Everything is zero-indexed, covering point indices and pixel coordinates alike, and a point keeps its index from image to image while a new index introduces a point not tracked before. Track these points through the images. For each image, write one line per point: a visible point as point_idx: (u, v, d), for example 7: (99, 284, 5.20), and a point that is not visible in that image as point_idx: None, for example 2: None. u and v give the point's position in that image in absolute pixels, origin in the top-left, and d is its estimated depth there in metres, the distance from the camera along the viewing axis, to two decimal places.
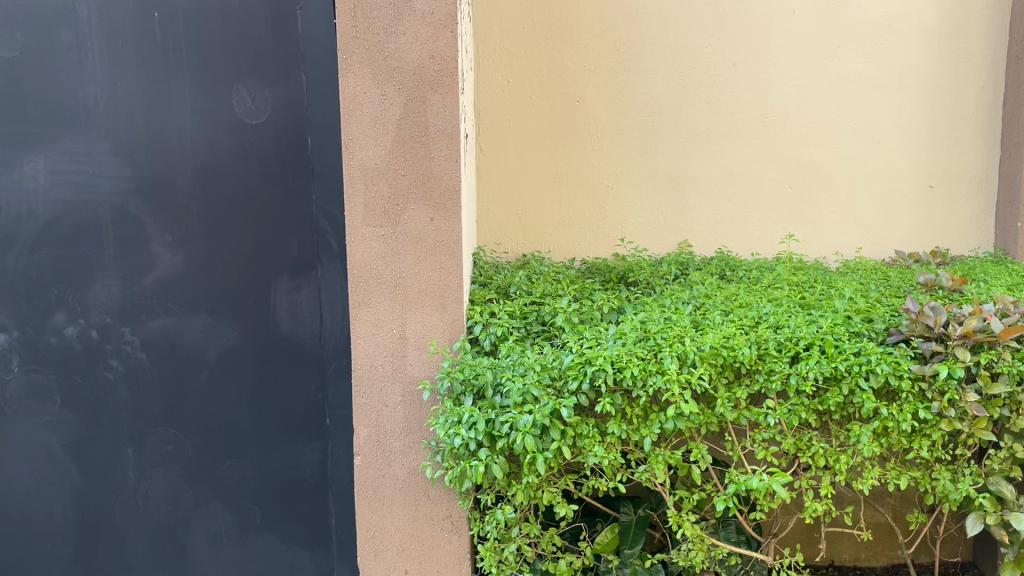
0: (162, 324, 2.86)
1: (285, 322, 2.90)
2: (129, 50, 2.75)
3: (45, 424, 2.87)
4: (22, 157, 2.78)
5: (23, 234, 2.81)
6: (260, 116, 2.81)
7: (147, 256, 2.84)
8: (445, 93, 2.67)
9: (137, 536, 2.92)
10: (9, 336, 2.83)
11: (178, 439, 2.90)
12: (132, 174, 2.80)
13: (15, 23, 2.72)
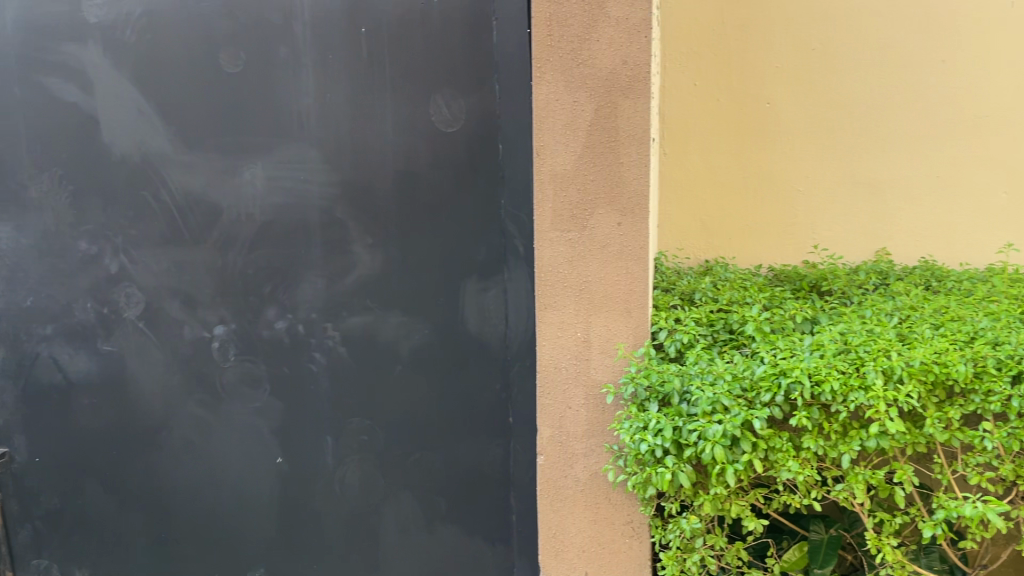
0: (361, 321, 3.04)
1: (473, 322, 3.00)
2: (339, 64, 2.93)
3: (256, 411, 3.10)
4: (243, 165, 3.02)
5: (242, 235, 3.05)
6: (455, 125, 2.92)
7: (349, 257, 3.02)
8: (636, 98, 2.67)
9: (334, 520, 3.11)
10: (227, 328, 3.08)
11: (372, 429, 3.07)
12: (338, 181, 2.99)
13: (239, 40, 2.94)
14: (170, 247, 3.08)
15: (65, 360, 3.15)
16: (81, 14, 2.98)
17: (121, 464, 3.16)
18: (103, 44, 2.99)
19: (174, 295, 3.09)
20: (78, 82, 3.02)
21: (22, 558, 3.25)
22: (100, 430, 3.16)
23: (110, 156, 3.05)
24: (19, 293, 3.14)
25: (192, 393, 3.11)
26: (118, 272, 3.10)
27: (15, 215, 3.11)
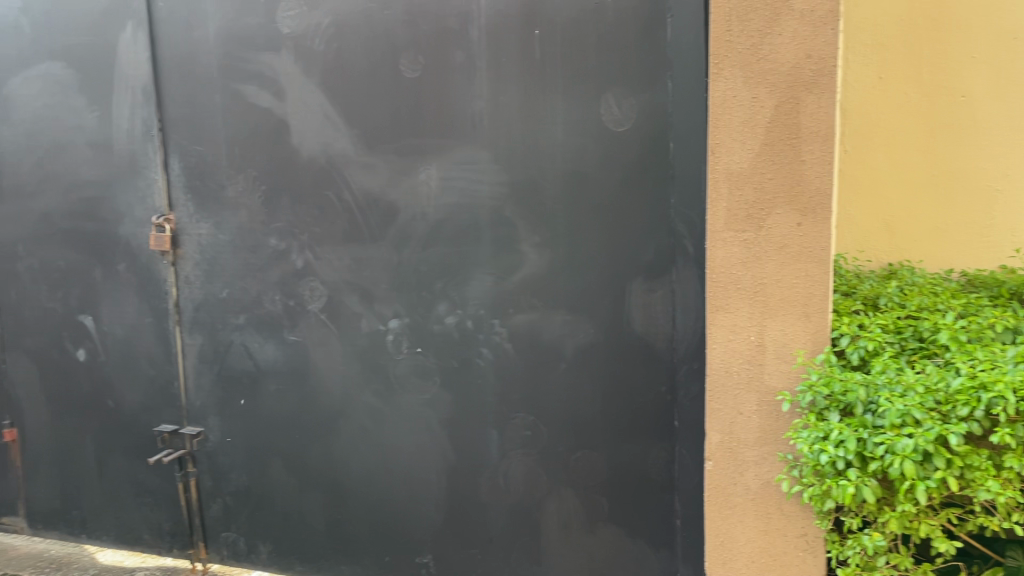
0: (527, 318, 3.06)
1: (639, 323, 2.92)
2: (512, 66, 2.97)
3: (426, 401, 3.20)
4: (419, 166, 3.13)
5: (417, 233, 3.17)
6: (626, 124, 2.86)
7: (517, 255, 3.05)
8: (821, 93, 2.52)
9: (498, 512, 3.15)
10: (402, 322, 3.21)
11: (536, 425, 3.08)
12: (508, 180, 3.03)
13: (419, 46, 3.06)
14: (350, 244, 3.24)
15: (254, 348, 3.39)
16: (275, 25, 3.19)
17: (302, 447, 3.36)
18: (295, 53, 3.19)
19: (353, 290, 3.26)
20: (272, 89, 3.23)
21: (214, 529, 3.51)
22: (283, 414, 3.37)
23: (299, 157, 3.25)
24: (216, 284, 3.40)
25: (367, 383, 3.27)
26: (303, 267, 3.30)
27: (214, 214, 3.37)
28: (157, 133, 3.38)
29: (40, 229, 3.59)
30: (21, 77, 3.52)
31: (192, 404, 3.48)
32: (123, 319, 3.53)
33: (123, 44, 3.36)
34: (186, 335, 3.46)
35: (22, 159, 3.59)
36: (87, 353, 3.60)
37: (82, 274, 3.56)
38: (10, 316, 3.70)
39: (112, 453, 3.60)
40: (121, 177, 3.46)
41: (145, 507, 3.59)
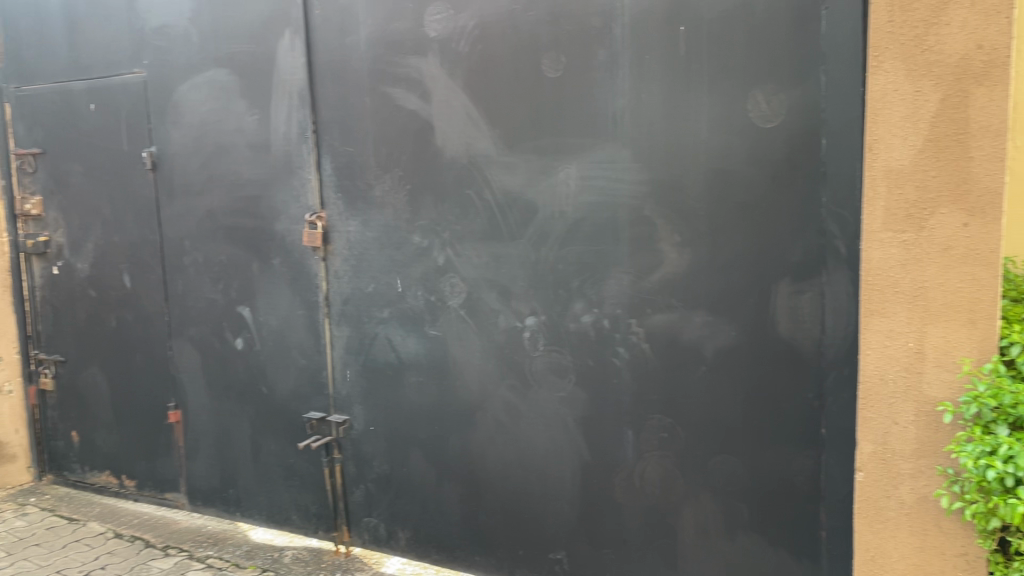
0: (665, 318, 2.99)
1: (785, 326, 2.78)
2: (656, 63, 2.91)
3: (561, 399, 3.21)
4: (558, 165, 3.12)
5: (555, 231, 3.16)
6: (774, 120, 2.73)
7: (656, 255, 2.98)
8: (993, 85, 2.24)
9: (632, 513, 3.11)
10: (538, 319, 3.23)
11: (673, 428, 3.01)
12: (648, 179, 2.96)
13: (561, 46, 3.06)
14: (490, 242, 3.29)
15: (397, 341, 3.51)
16: (423, 29, 3.29)
17: (441, 438, 3.46)
18: (441, 55, 3.28)
19: (492, 287, 3.31)
20: (418, 91, 3.34)
21: (356, 514, 3.67)
22: (424, 406, 3.48)
23: (443, 157, 3.34)
24: (362, 279, 3.55)
25: (504, 379, 3.32)
26: (444, 264, 3.39)
27: (362, 211, 3.52)
28: (311, 135, 3.56)
29: (204, 226, 3.85)
30: (190, 83, 3.78)
31: (339, 394, 3.65)
32: (277, 311, 3.74)
33: (282, 51, 3.56)
34: (334, 327, 3.63)
35: (188, 160, 3.84)
36: (244, 342, 3.83)
37: (240, 267, 3.80)
38: (176, 306, 3.98)
39: (265, 436, 3.82)
40: (278, 177, 3.66)
41: (293, 489, 3.79)
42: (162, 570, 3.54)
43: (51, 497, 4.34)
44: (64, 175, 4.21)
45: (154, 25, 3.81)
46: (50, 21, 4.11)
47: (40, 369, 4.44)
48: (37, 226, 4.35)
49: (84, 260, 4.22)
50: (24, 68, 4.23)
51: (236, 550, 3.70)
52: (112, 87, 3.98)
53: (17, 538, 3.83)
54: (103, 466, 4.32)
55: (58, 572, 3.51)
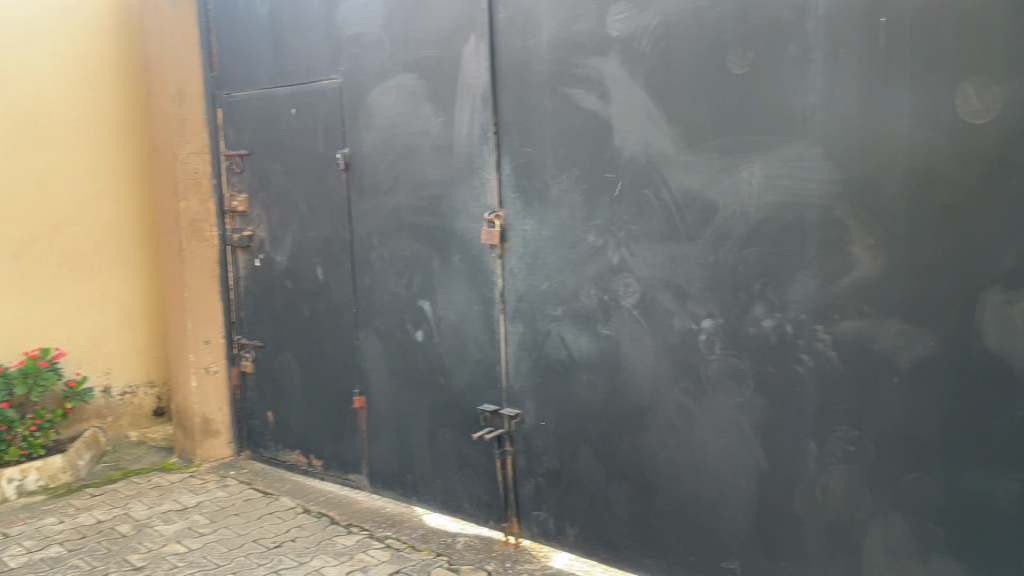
0: (855, 325, 2.84)
1: (993, 338, 2.57)
2: (852, 57, 2.76)
3: (738, 405, 3.13)
4: (742, 164, 3.04)
5: (735, 232, 3.08)
6: (987, 116, 2.52)
7: (846, 258, 2.84)
8: None
9: (813, 527, 2.99)
10: (715, 322, 3.16)
11: (861, 440, 2.86)
12: (839, 178, 2.83)
13: (749, 42, 2.97)
14: (667, 242, 3.25)
15: (570, 339, 3.55)
16: (605, 29, 3.30)
17: (611, 438, 3.46)
18: (623, 55, 3.27)
19: (668, 288, 3.27)
20: (598, 91, 3.35)
21: (526, 507, 3.74)
22: (595, 405, 3.50)
23: (620, 157, 3.33)
24: (537, 277, 3.61)
25: (678, 382, 3.27)
26: (619, 264, 3.39)
27: (539, 210, 3.58)
28: (492, 136, 3.66)
29: (390, 223, 4.06)
30: (380, 87, 3.99)
31: (511, 388, 3.73)
32: (455, 306, 3.88)
33: (467, 55, 3.68)
34: (509, 323, 3.72)
35: (377, 160, 4.06)
36: (424, 334, 4.01)
37: (422, 263, 3.97)
38: (362, 298, 4.22)
39: (440, 426, 3.98)
40: (459, 176, 3.79)
41: (466, 478, 3.92)
42: (346, 546, 3.77)
43: (248, 471, 4.72)
44: (266, 174, 4.56)
45: (350, 34, 4.06)
46: (258, 33, 4.46)
47: (242, 353, 4.84)
48: (243, 221, 4.74)
49: (282, 253, 4.55)
50: (235, 76, 4.62)
51: (412, 534, 3.89)
52: (311, 92, 4.27)
53: (220, 507, 4.20)
54: (293, 445, 4.65)
55: (255, 540, 3.82)
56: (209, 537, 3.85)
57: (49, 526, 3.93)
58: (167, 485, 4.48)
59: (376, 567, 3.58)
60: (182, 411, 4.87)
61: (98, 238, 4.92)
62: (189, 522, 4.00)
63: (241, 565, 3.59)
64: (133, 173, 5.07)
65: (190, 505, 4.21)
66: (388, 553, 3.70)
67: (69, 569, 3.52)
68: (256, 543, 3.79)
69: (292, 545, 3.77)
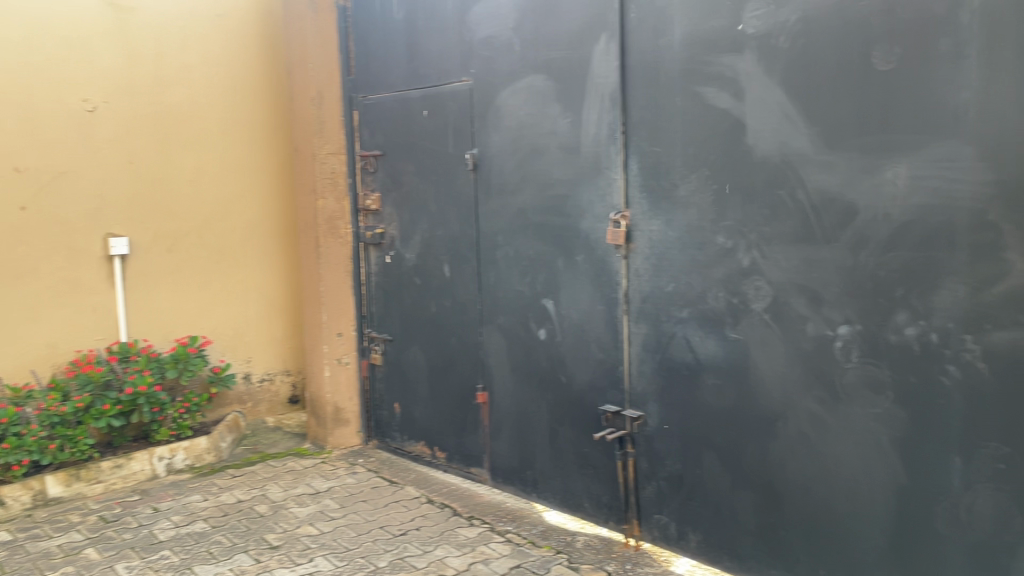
0: (1009, 336, 2.66)
1: None
2: (1011, 51, 2.58)
3: (876, 416, 2.99)
4: (885, 164, 2.90)
5: (876, 235, 2.95)
6: None
7: (1000, 265, 2.66)
8: None
9: (956, 548, 2.82)
10: (853, 328, 3.03)
11: (1013, 459, 2.68)
12: (995, 179, 2.65)
13: (896, 37, 2.83)
14: (801, 245, 3.15)
15: (696, 342, 3.49)
16: (740, 27, 3.22)
17: (738, 444, 3.38)
18: (759, 52, 3.19)
19: (802, 292, 3.16)
20: (732, 90, 3.28)
21: (647, 510, 3.71)
22: (721, 410, 3.42)
23: (754, 157, 3.25)
24: (663, 278, 3.57)
25: (811, 389, 3.16)
26: (749, 266, 3.30)
27: (666, 211, 3.53)
28: (621, 136, 3.65)
29: (516, 222, 4.12)
30: (509, 89, 4.05)
31: (634, 390, 3.71)
32: (579, 305, 3.89)
33: (597, 55, 3.68)
34: (633, 324, 3.70)
35: (505, 160, 4.13)
36: (547, 333, 4.04)
37: (547, 262, 4.00)
38: (488, 296, 4.30)
39: (562, 424, 4.00)
40: (586, 176, 3.80)
41: (586, 478, 3.93)
42: (468, 538, 3.86)
43: (375, 460, 4.90)
44: (398, 174, 4.71)
45: (482, 36, 4.14)
46: (394, 38, 4.62)
47: (372, 346, 5.03)
48: (375, 219, 4.92)
49: (411, 250, 4.69)
50: (371, 80, 4.80)
51: (532, 530, 3.93)
52: (442, 94, 4.38)
53: (349, 493, 4.38)
54: (418, 436, 4.79)
55: (381, 527, 3.96)
56: (339, 522, 4.02)
57: (195, 503, 4.20)
58: (301, 469, 4.71)
59: (497, 560, 3.64)
60: (316, 400, 5.11)
61: (243, 234, 5.23)
62: (321, 506, 4.19)
63: (369, 550, 3.73)
64: (276, 172, 5.35)
65: (321, 490, 4.41)
66: (509, 547, 3.75)
67: (213, 544, 3.76)
68: (383, 530, 3.93)
69: (417, 534, 3.89)
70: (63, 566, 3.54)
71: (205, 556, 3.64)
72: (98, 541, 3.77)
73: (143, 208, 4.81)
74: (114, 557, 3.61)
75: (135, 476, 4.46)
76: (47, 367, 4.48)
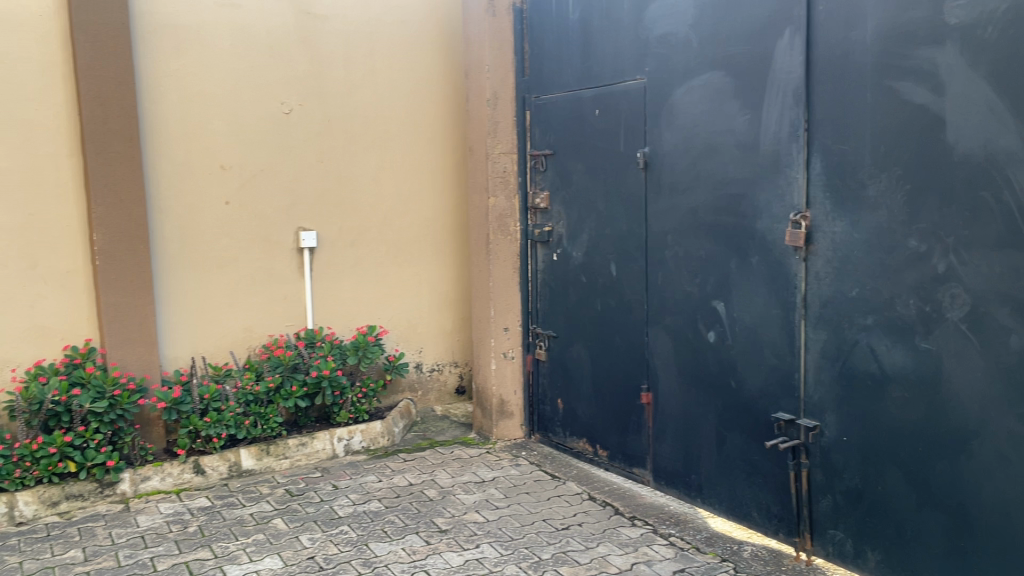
0: None
1: None
2: None
3: None
4: None
5: None
6: None
7: None
8: None
9: None
10: None
11: None
12: None
13: None
14: (1006, 250, 2.90)
15: (881, 351, 3.30)
16: (942, 17, 3.01)
17: (925, 462, 3.17)
18: (962, 43, 2.97)
19: (1005, 301, 2.91)
20: (930, 84, 3.07)
21: (821, 524, 3.55)
22: (907, 424, 3.22)
23: (952, 156, 3.03)
24: (846, 283, 3.41)
25: (1012, 407, 2.91)
26: (945, 272, 3.08)
27: (852, 212, 3.37)
28: (803, 134, 3.51)
29: (687, 222, 4.05)
30: (685, 86, 3.99)
31: (810, 398, 3.56)
32: (752, 308, 3.78)
33: (781, 50, 3.56)
34: (811, 330, 3.55)
35: (678, 159, 4.07)
36: (717, 336, 3.95)
37: (719, 263, 3.91)
38: (655, 296, 4.26)
39: (730, 430, 3.91)
40: (764, 175, 3.68)
41: (755, 486, 3.82)
42: (630, 538, 3.85)
43: (538, 454, 4.98)
44: (568, 173, 4.76)
45: (658, 34, 4.10)
46: (569, 38, 4.67)
47: (537, 341, 5.11)
48: (544, 217, 4.99)
49: (579, 248, 4.73)
50: (545, 80, 4.88)
51: (697, 535, 3.86)
52: (615, 93, 4.39)
53: (513, 484, 4.48)
54: (581, 433, 4.83)
55: (545, 520, 4.03)
56: (504, 511, 4.12)
57: (370, 483, 4.44)
58: (467, 458, 4.87)
59: (660, 562, 3.61)
60: (482, 392, 5.25)
61: (419, 230, 5.47)
62: (487, 495, 4.32)
63: (532, 541, 3.80)
64: (451, 171, 5.56)
65: (487, 479, 4.54)
66: (672, 551, 3.71)
67: (386, 523, 3.96)
68: (546, 522, 4.00)
69: (579, 529, 3.92)
70: (254, 532, 3.85)
71: (380, 534, 3.84)
72: (285, 512, 4.07)
73: (331, 205, 5.14)
74: (299, 529, 3.89)
75: (317, 454, 4.75)
76: (244, 348, 4.90)
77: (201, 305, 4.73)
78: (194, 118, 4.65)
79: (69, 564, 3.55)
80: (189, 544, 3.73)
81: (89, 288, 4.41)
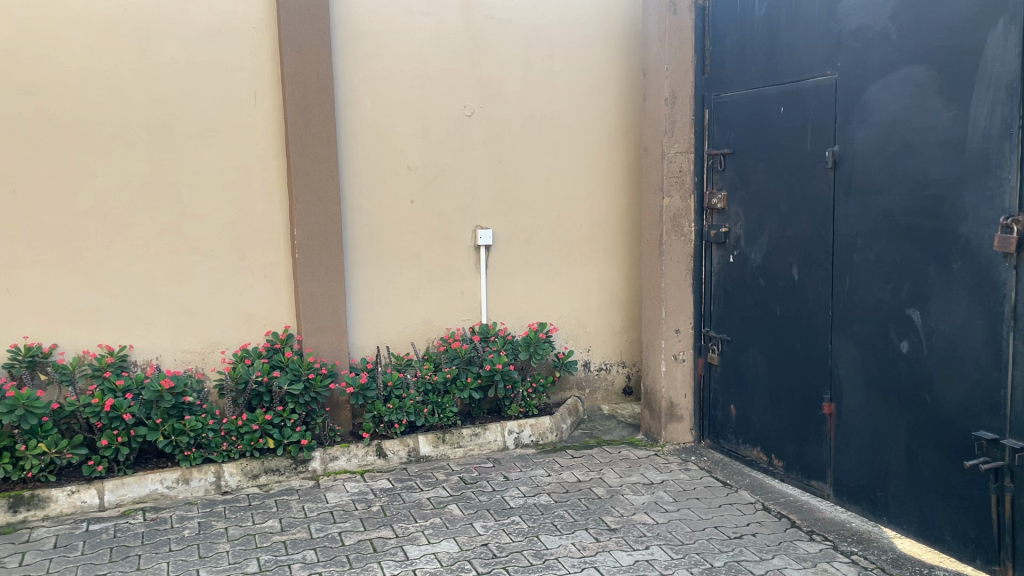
0: None
1: None
2: None
3: None
4: None
5: None
6: None
7: None
8: None
9: None
10: None
11: None
12: None
13: None
14: None
15: None
16: None
17: None
18: None
19: None
20: None
21: None
22: None
23: None
24: None
25: None
26: None
27: None
28: (1017, 131, 3.23)
29: (879, 225, 3.84)
30: (882, 82, 3.79)
31: (1017, 418, 3.28)
32: (952, 318, 3.53)
33: (994, 41, 3.30)
34: (1021, 344, 3.26)
35: (870, 158, 3.87)
36: (910, 346, 3.73)
37: (916, 270, 3.68)
38: (841, 302, 4.07)
39: (923, 447, 3.67)
40: (970, 176, 3.42)
41: (950, 509, 3.57)
42: (808, 553, 3.70)
43: (708, 459, 4.89)
44: (748, 173, 4.64)
45: (853, 27, 3.92)
46: (754, 35, 4.55)
47: (709, 345, 5.02)
48: (720, 218, 4.88)
49: (757, 250, 4.60)
50: (727, 78, 4.78)
51: (882, 555, 3.66)
52: (802, 90, 4.23)
53: (683, 488, 4.43)
54: (754, 441, 4.70)
55: (716, 527, 3.96)
56: (674, 515, 4.08)
57: (539, 477, 4.53)
58: (635, 459, 4.86)
59: None
60: (651, 394, 5.23)
61: (591, 230, 5.51)
62: (656, 497, 4.29)
63: (704, 547, 3.74)
64: (624, 172, 5.56)
65: (656, 481, 4.52)
66: (855, 570, 3.54)
67: (556, 517, 4.03)
68: (718, 529, 3.92)
69: (753, 540, 3.82)
70: (432, 516, 4.03)
71: (550, 527, 3.92)
72: (459, 499, 4.23)
73: (507, 205, 5.28)
74: (473, 516, 4.03)
75: (489, 445, 4.91)
76: (423, 340, 5.14)
77: (386, 298, 5.00)
78: (384, 122, 4.92)
79: (268, 532, 3.87)
80: (373, 522, 3.97)
81: (288, 279, 4.79)
